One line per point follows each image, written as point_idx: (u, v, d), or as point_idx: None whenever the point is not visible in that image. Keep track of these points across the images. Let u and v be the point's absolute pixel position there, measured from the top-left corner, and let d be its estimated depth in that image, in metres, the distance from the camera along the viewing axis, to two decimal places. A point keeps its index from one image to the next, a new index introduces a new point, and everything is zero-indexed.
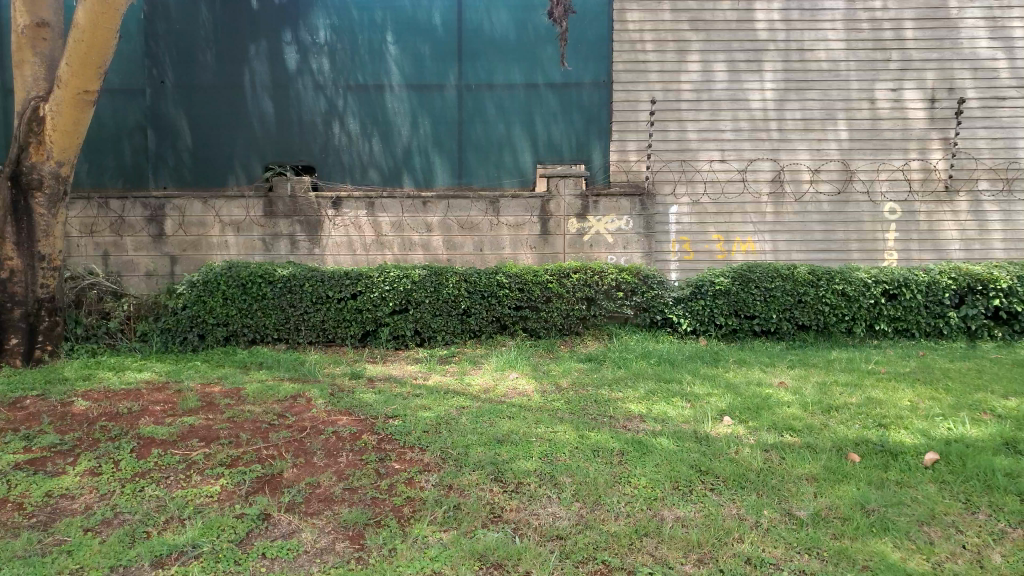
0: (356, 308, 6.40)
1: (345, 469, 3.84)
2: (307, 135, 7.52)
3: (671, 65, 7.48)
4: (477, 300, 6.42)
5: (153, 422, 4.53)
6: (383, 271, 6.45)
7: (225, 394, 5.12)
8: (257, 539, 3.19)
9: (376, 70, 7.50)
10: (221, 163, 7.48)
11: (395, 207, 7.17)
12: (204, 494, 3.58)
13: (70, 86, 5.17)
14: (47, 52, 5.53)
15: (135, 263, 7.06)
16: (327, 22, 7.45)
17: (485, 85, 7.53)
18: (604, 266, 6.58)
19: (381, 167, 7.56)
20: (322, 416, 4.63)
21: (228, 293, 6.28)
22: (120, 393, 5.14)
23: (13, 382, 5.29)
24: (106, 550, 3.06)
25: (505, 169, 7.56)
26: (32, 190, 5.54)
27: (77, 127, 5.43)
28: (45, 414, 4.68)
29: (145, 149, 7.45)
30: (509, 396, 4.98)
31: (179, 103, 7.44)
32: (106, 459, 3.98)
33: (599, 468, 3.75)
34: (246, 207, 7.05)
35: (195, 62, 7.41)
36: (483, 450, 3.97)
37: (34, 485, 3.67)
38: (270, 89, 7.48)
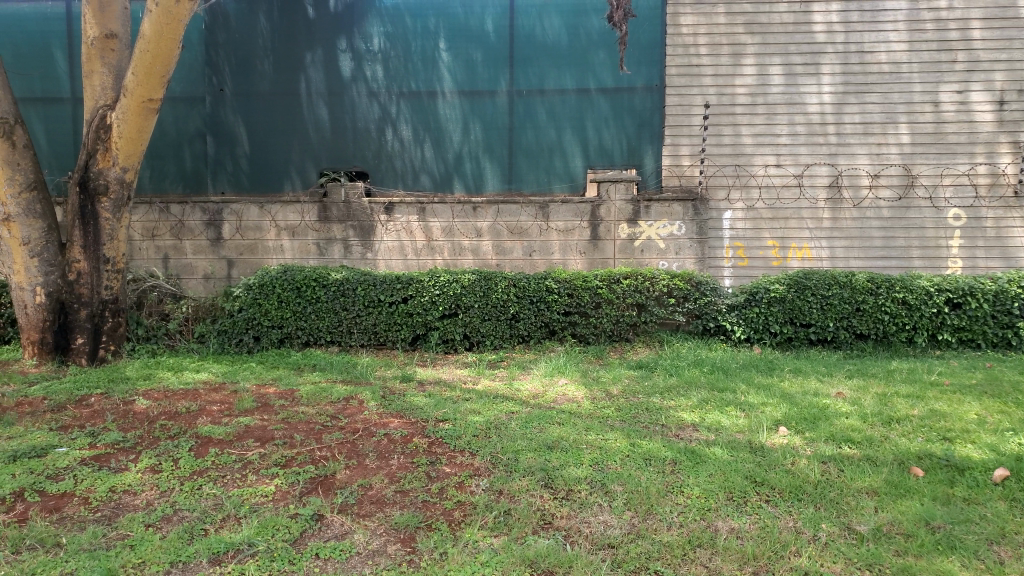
0: (407, 312, 6.45)
1: (397, 471, 3.88)
2: (361, 141, 7.63)
3: (726, 68, 7.37)
4: (527, 305, 6.42)
5: (210, 421, 4.64)
6: (434, 275, 6.49)
7: (280, 395, 5.22)
8: (311, 539, 3.23)
9: (429, 77, 7.57)
10: (277, 169, 7.65)
11: (446, 212, 7.21)
12: (260, 493, 3.65)
13: (135, 95, 5.34)
14: (114, 62, 5.73)
15: (194, 266, 7.25)
16: (381, 30, 7.56)
17: (536, 91, 7.54)
18: (655, 272, 6.51)
19: (432, 173, 7.63)
20: (373, 418, 4.68)
21: (283, 296, 6.40)
22: (179, 392, 5.28)
23: (78, 380, 5.48)
24: (167, 546, 3.14)
25: (555, 174, 7.56)
26: (99, 196, 5.72)
27: (141, 134, 5.59)
28: (109, 412, 4.84)
29: (205, 155, 7.65)
30: (558, 402, 4.97)
31: (238, 110, 7.62)
32: (165, 457, 4.08)
33: (651, 476, 3.71)
34: (301, 212, 7.17)
35: (254, 71, 7.59)
36: (534, 456, 3.96)
37: (99, 481, 3.79)
38: (325, 96, 7.61)
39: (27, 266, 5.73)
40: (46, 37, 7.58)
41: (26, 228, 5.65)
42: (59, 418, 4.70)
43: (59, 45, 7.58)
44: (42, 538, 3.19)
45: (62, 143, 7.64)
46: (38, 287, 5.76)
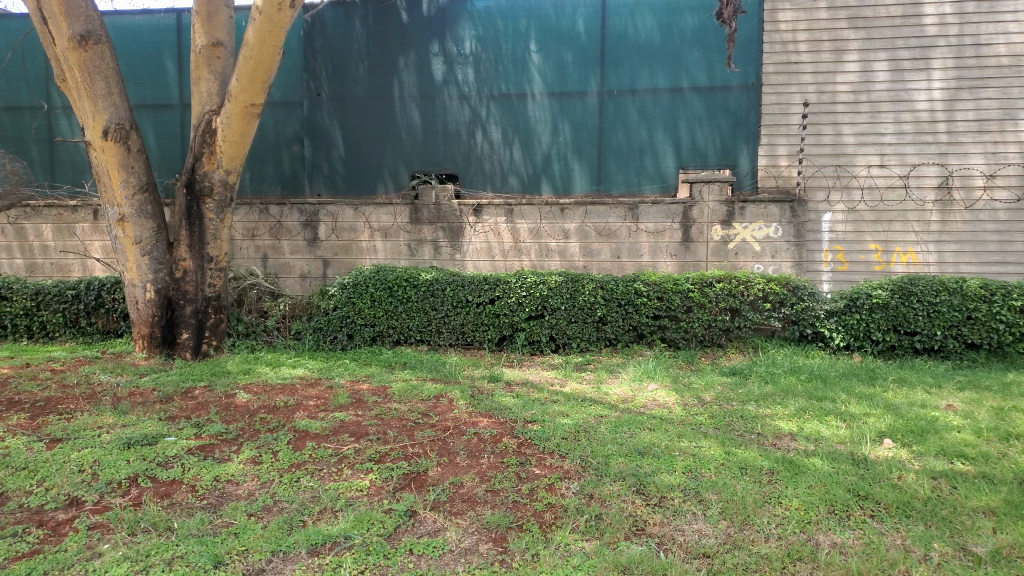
0: (494, 313, 6.48)
1: (488, 470, 3.90)
2: (452, 143, 7.73)
3: (827, 65, 7.13)
4: (615, 308, 6.35)
5: (307, 416, 4.79)
6: (521, 276, 6.50)
7: (373, 392, 5.33)
8: (404, 535, 3.28)
9: (519, 78, 7.60)
10: (370, 171, 7.82)
11: (534, 213, 7.21)
12: (355, 488, 3.73)
13: (239, 100, 5.56)
14: (220, 69, 5.98)
15: (291, 265, 7.51)
16: (473, 33, 7.64)
17: (628, 90, 7.47)
18: (750, 275, 6.34)
19: (521, 174, 7.65)
20: (463, 417, 4.73)
21: (376, 295, 6.56)
22: (277, 387, 5.47)
23: (184, 373, 5.76)
24: (268, 535, 3.25)
25: (646, 176, 7.47)
26: (204, 197, 6.00)
27: (244, 137, 5.83)
28: (212, 404, 5.05)
29: (302, 158, 7.89)
30: (648, 407, 4.88)
31: (334, 114, 7.84)
32: (266, 450, 4.23)
33: (747, 486, 3.60)
34: (393, 214, 7.33)
35: (349, 75, 7.79)
36: (625, 461, 3.91)
37: (205, 470, 3.96)
38: (418, 100, 7.74)
39: (139, 264, 6.04)
40: (158, 47, 8.01)
41: (138, 228, 5.95)
42: (168, 409, 4.95)
43: (170, 55, 8.00)
44: (155, 522, 3.36)
45: (171, 147, 8.04)
46: (148, 284, 6.07)
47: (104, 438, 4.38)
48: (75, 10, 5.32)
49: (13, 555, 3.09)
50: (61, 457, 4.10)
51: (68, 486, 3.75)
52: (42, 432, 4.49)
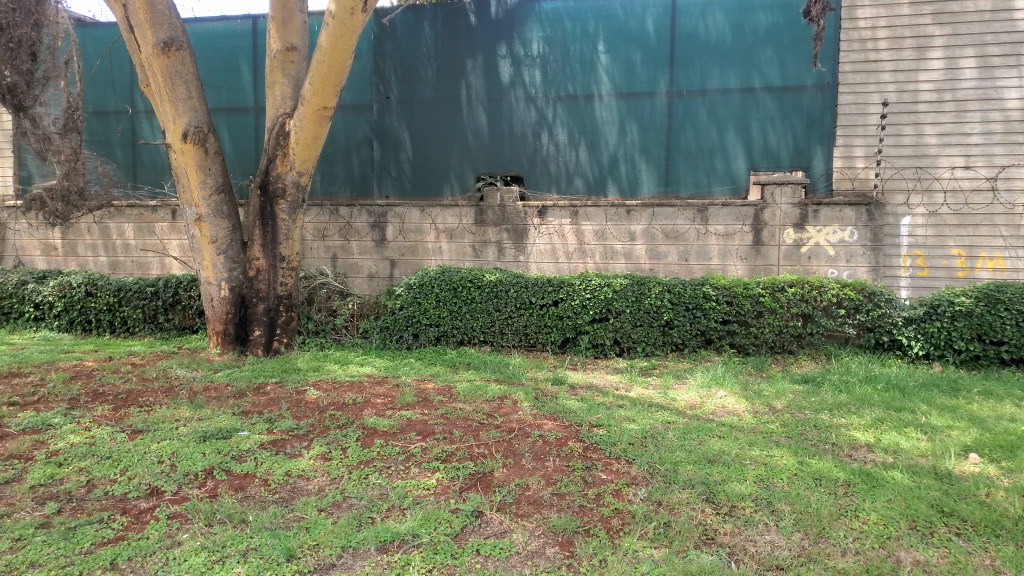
0: (557, 315, 6.46)
1: (554, 474, 3.88)
2: (518, 145, 7.73)
3: (908, 63, 6.88)
4: (682, 312, 6.25)
5: (375, 413, 4.87)
6: (585, 279, 6.47)
7: (438, 391, 5.38)
8: (471, 535, 3.30)
9: (587, 79, 7.56)
10: (437, 173, 7.89)
11: (600, 215, 7.17)
12: (422, 486, 3.76)
13: (312, 103, 5.68)
14: (294, 73, 6.13)
15: (359, 265, 7.63)
16: (540, 35, 7.64)
17: (697, 90, 7.35)
18: (824, 280, 6.17)
19: (587, 176, 7.60)
20: (528, 419, 4.71)
21: (441, 295, 6.63)
22: (346, 384, 5.58)
23: (256, 369, 5.92)
24: (338, 531, 3.31)
25: (715, 177, 7.34)
26: (277, 198, 6.14)
27: (316, 140, 5.95)
28: (284, 400, 5.18)
29: (371, 160, 8.01)
30: (718, 414, 4.78)
31: (402, 117, 7.94)
32: (336, 446, 4.31)
33: (822, 498, 3.49)
34: (459, 215, 7.39)
35: (418, 79, 7.89)
36: (694, 469, 3.84)
37: (277, 464, 4.05)
38: (485, 102, 7.77)
39: (214, 263, 6.23)
40: (235, 52, 8.25)
41: (214, 227, 6.15)
42: (241, 404, 5.09)
43: (246, 59, 8.23)
44: (230, 514, 3.46)
45: (245, 149, 8.27)
46: (223, 282, 6.26)
47: (182, 431, 4.53)
48: (159, 18, 5.53)
49: (100, 541, 3.23)
50: (141, 447, 4.26)
51: (148, 475, 3.89)
52: (124, 423, 4.68)
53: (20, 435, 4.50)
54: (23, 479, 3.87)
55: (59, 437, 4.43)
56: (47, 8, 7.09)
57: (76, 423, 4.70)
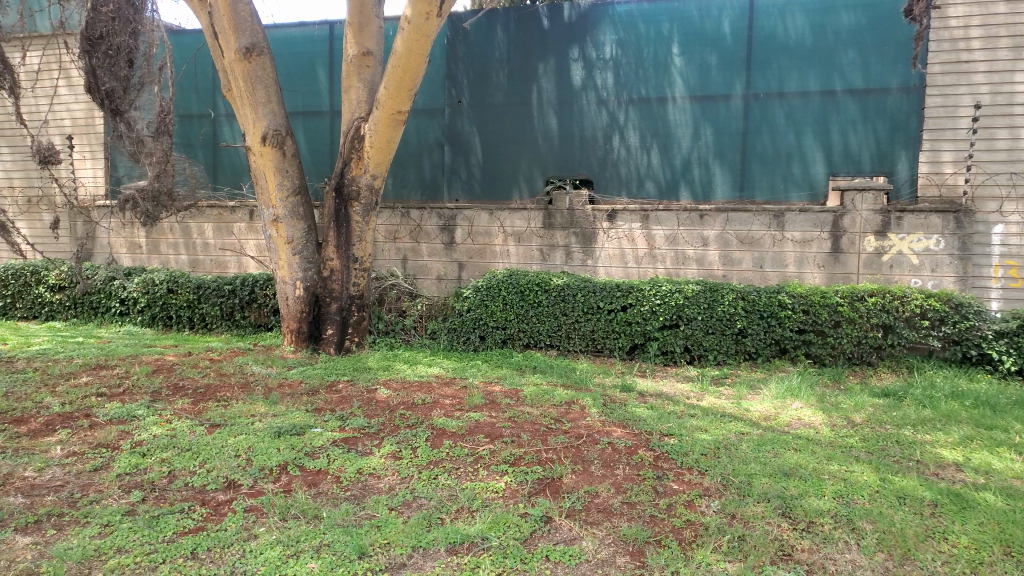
0: (626, 320, 6.39)
1: (623, 482, 3.83)
2: (589, 148, 7.69)
3: (1003, 64, 6.54)
4: (756, 320, 6.11)
5: (444, 414, 4.90)
6: (656, 284, 6.38)
7: (506, 394, 5.38)
8: (540, 541, 3.28)
9: (660, 82, 7.47)
10: (507, 176, 7.90)
11: (671, 219, 7.07)
12: (491, 489, 3.77)
13: (387, 107, 5.76)
14: (369, 77, 6.23)
15: (428, 267, 7.71)
16: (614, 38, 7.59)
17: (775, 93, 7.21)
18: (907, 290, 5.94)
19: (659, 179, 7.50)
20: (597, 425, 4.66)
21: (508, 299, 6.65)
22: (415, 384, 5.63)
23: (328, 367, 6.04)
24: (409, 530, 3.33)
25: (793, 182, 7.17)
26: (351, 200, 6.25)
27: (389, 143, 6.03)
28: (355, 398, 5.26)
29: (442, 163, 8.06)
30: (793, 427, 4.64)
31: (474, 120, 7.98)
32: (405, 445, 4.36)
33: (907, 517, 3.35)
34: (527, 219, 7.39)
35: (490, 82, 7.92)
36: (769, 482, 3.74)
37: (348, 462, 4.12)
38: (556, 105, 7.76)
39: (290, 263, 6.39)
40: (312, 57, 8.46)
41: (290, 228, 6.30)
42: (313, 401, 5.20)
43: (322, 64, 8.42)
44: (304, 509, 3.53)
45: (320, 151, 8.46)
46: (298, 282, 6.41)
47: (258, 426, 4.65)
48: (242, 24, 5.69)
49: (181, 530, 3.34)
50: (220, 441, 4.39)
51: (226, 468, 4.00)
52: (203, 417, 4.83)
53: (108, 425, 4.70)
54: (110, 467, 4.04)
55: (143, 428, 4.61)
56: (140, 17, 7.12)
57: (158, 415, 4.88)
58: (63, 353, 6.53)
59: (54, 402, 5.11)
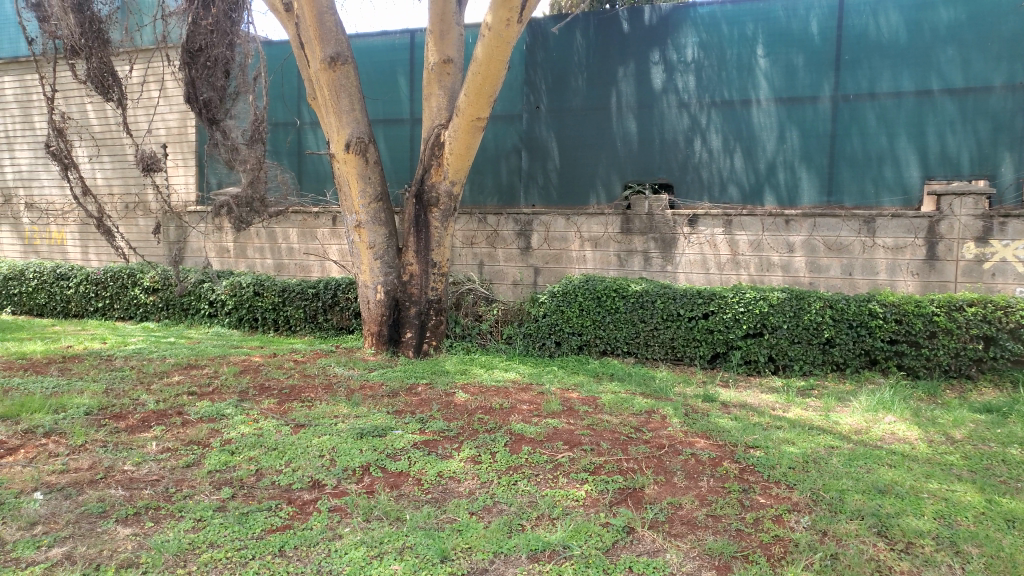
0: (707, 328, 6.26)
1: (708, 494, 3.74)
2: (669, 152, 7.55)
3: None
4: (845, 329, 5.89)
5: (522, 419, 4.89)
6: (739, 292, 6.22)
7: (584, 401, 5.33)
8: (623, 552, 3.22)
9: (744, 85, 7.31)
10: (585, 181, 7.82)
11: (755, 225, 6.89)
12: (571, 497, 3.73)
13: (467, 114, 5.81)
14: (449, 85, 6.31)
15: (505, 272, 7.73)
16: (696, 40, 7.46)
17: (866, 94, 6.95)
18: (1011, 300, 5.63)
19: (742, 184, 7.32)
20: (679, 436, 4.57)
21: (585, 305, 6.61)
22: (493, 389, 5.64)
23: (408, 370, 6.13)
24: (490, 536, 3.33)
25: (884, 186, 6.89)
26: (431, 206, 6.34)
27: (469, 150, 6.08)
28: (434, 401, 5.32)
29: (519, 169, 8.05)
30: (887, 441, 4.45)
31: (552, 126, 7.95)
32: (485, 450, 4.36)
33: (1016, 542, 3.16)
34: (605, 224, 7.34)
35: (568, 87, 7.88)
36: (863, 499, 3.58)
37: (429, 465, 4.15)
38: (636, 109, 7.66)
39: (371, 267, 6.50)
40: (394, 66, 8.62)
41: (372, 233, 6.41)
42: (394, 403, 5.27)
43: (403, 72, 8.58)
44: (387, 511, 3.57)
45: (400, 158, 8.60)
46: (379, 286, 6.52)
47: (341, 427, 4.75)
48: (327, 34, 5.83)
49: (269, 528, 3.43)
50: (305, 441, 4.50)
51: (311, 468, 4.10)
52: (289, 417, 4.96)
53: (200, 423, 4.87)
54: (202, 464, 4.18)
55: (233, 427, 4.76)
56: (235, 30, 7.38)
57: (247, 414, 5.04)
58: (157, 352, 6.82)
59: (150, 399, 5.34)
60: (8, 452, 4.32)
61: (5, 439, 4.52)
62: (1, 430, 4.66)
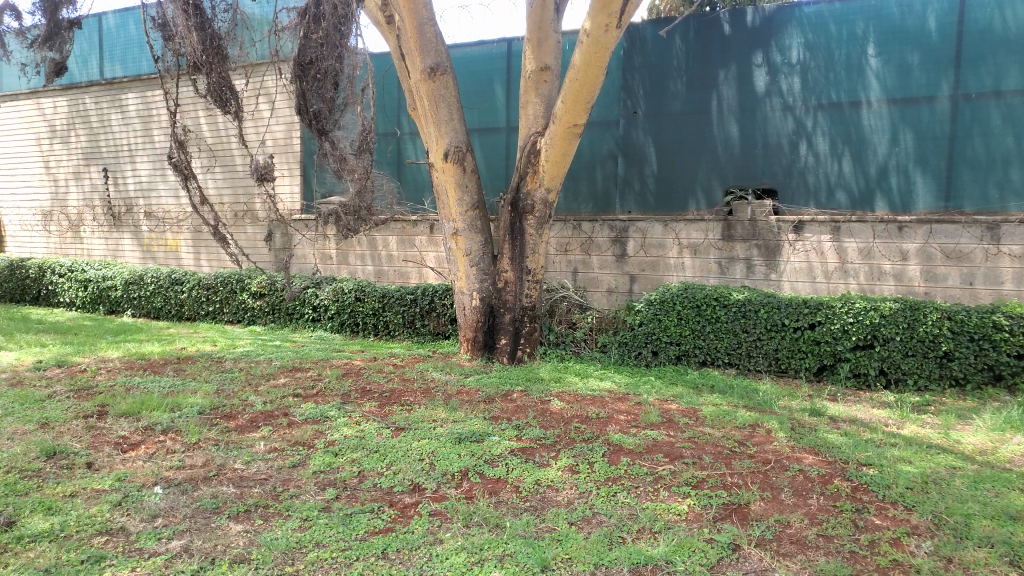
0: (813, 340, 6.02)
1: (818, 513, 3.57)
2: (773, 157, 7.32)
3: None
4: (965, 343, 5.58)
5: (620, 430, 4.83)
6: (848, 301, 5.96)
7: (683, 413, 5.21)
8: (729, 569, 3.12)
9: (854, 86, 7.02)
10: (684, 187, 7.66)
11: (865, 231, 6.60)
12: (673, 511, 3.64)
13: (563, 121, 5.78)
14: (546, 92, 6.31)
15: (599, 280, 7.66)
16: (801, 40, 7.22)
17: (990, 92, 6.57)
18: None
19: (851, 189, 7.01)
20: (785, 451, 4.40)
21: (683, 314, 6.47)
22: (589, 398, 5.60)
23: (503, 376, 6.16)
24: (590, 547, 3.29)
25: (1010, 190, 6.48)
26: (526, 213, 6.36)
27: (565, 157, 6.06)
28: (530, 409, 5.30)
29: (615, 175, 7.96)
30: (1016, 463, 4.16)
31: (649, 131, 7.83)
32: (583, 459, 4.32)
33: None
34: (705, 230, 7.19)
35: (667, 92, 7.75)
36: (992, 525, 3.35)
37: (527, 472, 4.14)
38: (738, 112, 7.46)
39: (467, 274, 6.58)
40: (490, 75, 8.73)
41: (469, 241, 6.49)
42: (490, 409, 5.29)
43: (500, 81, 8.67)
44: (486, 518, 3.58)
45: (496, 166, 8.67)
46: (475, 292, 6.59)
47: (439, 431, 4.81)
48: (427, 45, 5.95)
49: (372, 530, 3.49)
50: (405, 444, 4.58)
51: (411, 471, 4.16)
52: (389, 420, 5.07)
53: (305, 424, 5.04)
54: (307, 464, 4.32)
55: (336, 429, 4.90)
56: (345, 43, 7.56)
57: (349, 417, 5.17)
58: (264, 355, 7.10)
59: (258, 400, 5.56)
60: (131, 447, 4.59)
61: (128, 435, 4.79)
62: (124, 426, 4.95)
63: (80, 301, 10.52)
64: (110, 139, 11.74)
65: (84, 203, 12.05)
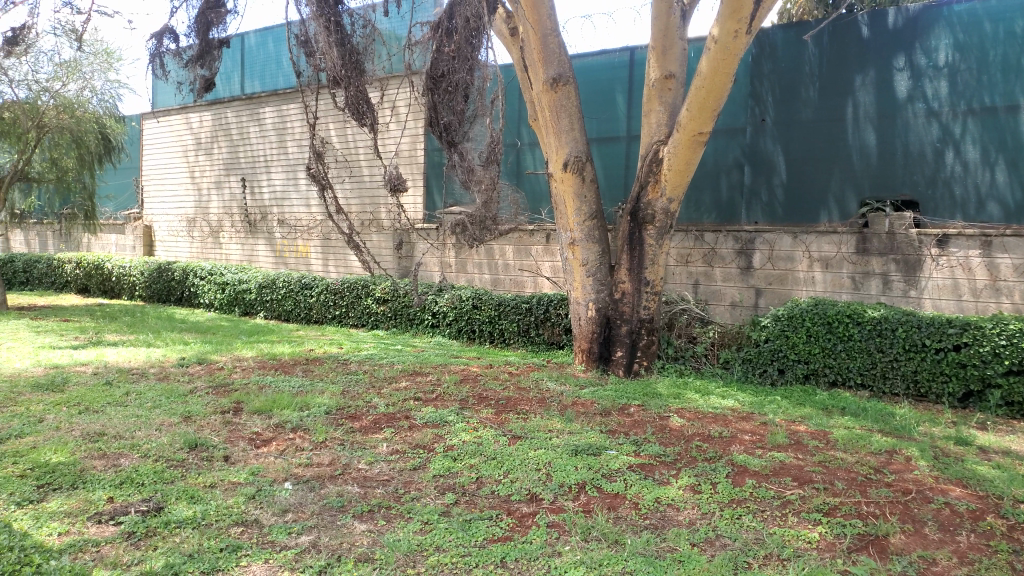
0: (958, 363, 5.59)
1: (968, 552, 3.30)
2: (914, 166, 6.89)
3: None
4: None
5: (744, 450, 4.64)
6: (1000, 322, 5.49)
7: (813, 436, 4.95)
8: None
9: (1011, 89, 6.55)
10: (815, 198, 7.32)
11: (1022, 247, 6.06)
12: (803, 538, 3.46)
13: (687, 129, 5.65)
14: (670, 100, 6.20)
15: (722, 293, 7.42)
16: (950, 42, 6.80)
17: None
18: None
19: (1005, 200, 6.52)
20: (928, 481, 4.09)
21: (813, 331, 6.18)
22: (710, 416, 5.42)
23: (619, 389, 6.07)
24: (714, 570, 3.17)
25: None
26: (646, 224, 6.26)
27: (688, 166, 5.92)
28: (649, 424, 5.19)
29: (741, 185, 7.69)
30: None
31: (778, 139, 7.53)
32: (704, 479, 4.18)
33: None
34: (838, 243, 6.83)
35: (798, 98, 7.44)
36: None
37: (646, 489, 4.05)
38: (876, 119, 7.06)
39: (584, 284, 6.55)
40: (611, 83, 8.68)
41: (586, 251, 6.45)
42: (608, 422, 5.23)
43: (621, 90, 8.60)
44: (605, 533, 3.53)
45: (615, 175, 8.58)
46: (590, 303, 6.55)
47: (555, 442, 4.79)
48: (551, 56, 6.03)
49: (491, 537, 3.51)
50: (522, 453, 4.59)
51: (529, 480, 4.16)
52: (506, 428, 5.10)
53: (425, 427, 5.16)
54: (427, 467, 4.40)
55: (454, 434, 4.98)
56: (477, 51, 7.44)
57: (467, 422, 5.25)
58: (385, 358, 7.33)
59: (381, 402, 5.74)
60: (263, 443, 4.83)
61: (261, 431, 5.05)
62: (258, 423, 5.22)
63: (218, 302, 11.24)
64: (248, 150, 12.50)
65: (223, 210, 12.87)
